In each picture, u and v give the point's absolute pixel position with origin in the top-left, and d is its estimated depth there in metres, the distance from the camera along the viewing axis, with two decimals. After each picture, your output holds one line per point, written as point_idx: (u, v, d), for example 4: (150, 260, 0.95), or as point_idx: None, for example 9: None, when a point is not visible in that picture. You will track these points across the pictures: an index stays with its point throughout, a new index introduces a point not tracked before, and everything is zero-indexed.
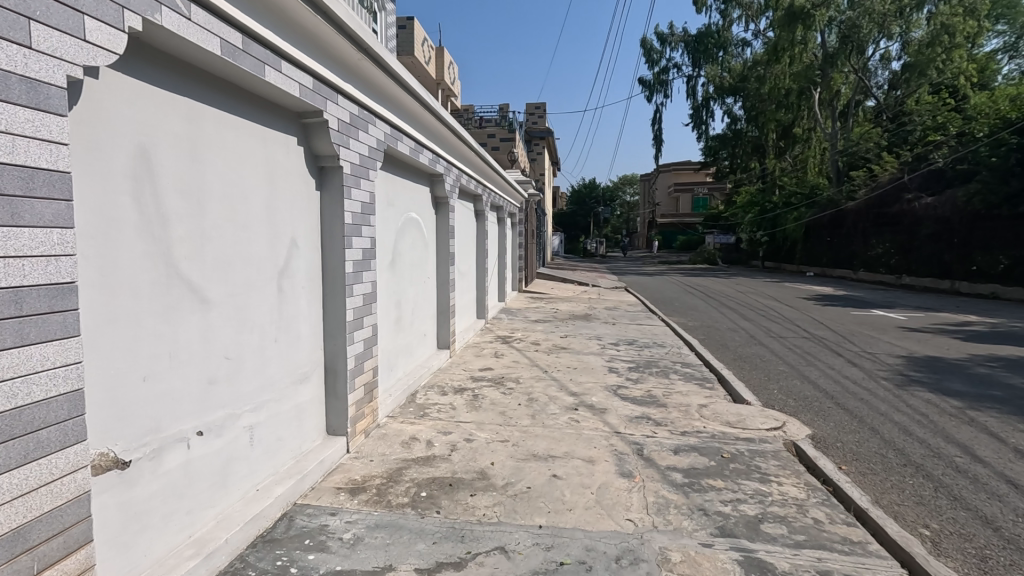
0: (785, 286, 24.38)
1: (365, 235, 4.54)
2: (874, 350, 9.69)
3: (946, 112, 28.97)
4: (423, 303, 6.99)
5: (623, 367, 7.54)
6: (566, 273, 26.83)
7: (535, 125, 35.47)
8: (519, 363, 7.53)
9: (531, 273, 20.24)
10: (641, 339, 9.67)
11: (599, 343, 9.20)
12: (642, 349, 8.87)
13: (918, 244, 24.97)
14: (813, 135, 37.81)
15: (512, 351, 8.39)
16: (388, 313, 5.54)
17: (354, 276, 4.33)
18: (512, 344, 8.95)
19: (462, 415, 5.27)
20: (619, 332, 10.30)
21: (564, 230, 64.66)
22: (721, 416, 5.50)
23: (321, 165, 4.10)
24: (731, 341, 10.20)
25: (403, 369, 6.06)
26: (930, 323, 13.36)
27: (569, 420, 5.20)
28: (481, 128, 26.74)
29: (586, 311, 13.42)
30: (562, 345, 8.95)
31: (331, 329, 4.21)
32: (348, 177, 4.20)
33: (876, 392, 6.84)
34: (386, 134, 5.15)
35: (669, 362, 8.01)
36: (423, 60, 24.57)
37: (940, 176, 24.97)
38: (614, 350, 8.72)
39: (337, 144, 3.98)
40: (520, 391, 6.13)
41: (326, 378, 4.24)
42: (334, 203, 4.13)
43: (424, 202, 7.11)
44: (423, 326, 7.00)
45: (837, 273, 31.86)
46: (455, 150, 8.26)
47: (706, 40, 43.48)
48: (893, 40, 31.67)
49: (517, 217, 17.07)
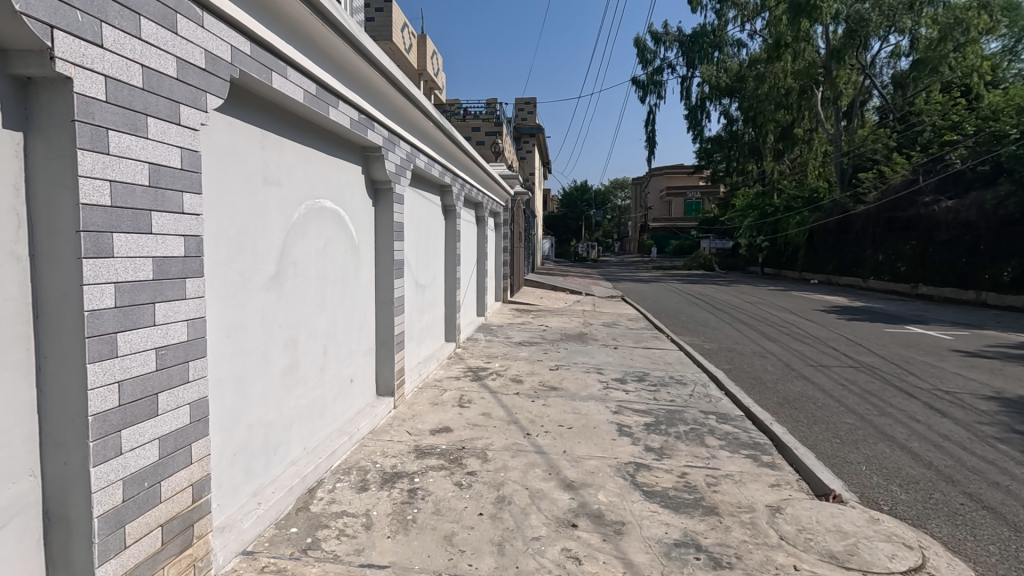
0: (795, 296, 22.41)
1: (166, 232, 2.31)
2: (950, 387, 7.54)
3: (959, 111, 27.28)
4: (348, 335, 4.79)
5: (638, 426, 5.30)
6: (556, 279, 24.58)
7: (524, 121, 33.44)
8: (489, 420, 5.27)
9: (518, 281, 18.08)
10: (653, 373, 7.46)
11: (600, 379, 7.02)
12: (658, 390, 6.64)
13: (935, 250, 23.10)
14: (815, 136, 35.96)
15: (485, 396, 6.13)
16: (258, 362, 3.37)
17: (129, 319, 2.12)
18: (485, 383, 6.67)
19: (376, 550, 3.04)
20: (624, 363, 8.10)
21: (555, 233, 62.54)
22: (814, 539, 3.29)
23: (27, 77, 1.87)
24: (766, 375, 8.01)
25: (298, 447, 3.88)
26: (986, 345, 11.27)
27: (562, 559, 3.00)
28: (464, 121, 24.49)
29: (580, 329, 11.20)
30: (551, 385, 6.68)
31: (58, 434, 1.98)
32: (98, 107, 1.97)
33: (1009, 469, 4.67)
34: (243, 54, 2.86)
35: (697, 412, 5.82)
36: (402, 47, 22.36)
37: (959, 178, 23.16)
38: (623, 392, 6.47)
39: (41, 28, 1.76)
40: (484, 483, 3.90)
41: (49, 531, 2.01)
42: (56, 163, 1.92)
43: (352, 188, 4.88)
44: (349, 370, 4.81)
45: (844, 281, 29.94)
46: (409, 123, 6.01)
47: (702, 40, 41.55)
48: (902, 36, 29.88)
49: (501, 217, 14.95)
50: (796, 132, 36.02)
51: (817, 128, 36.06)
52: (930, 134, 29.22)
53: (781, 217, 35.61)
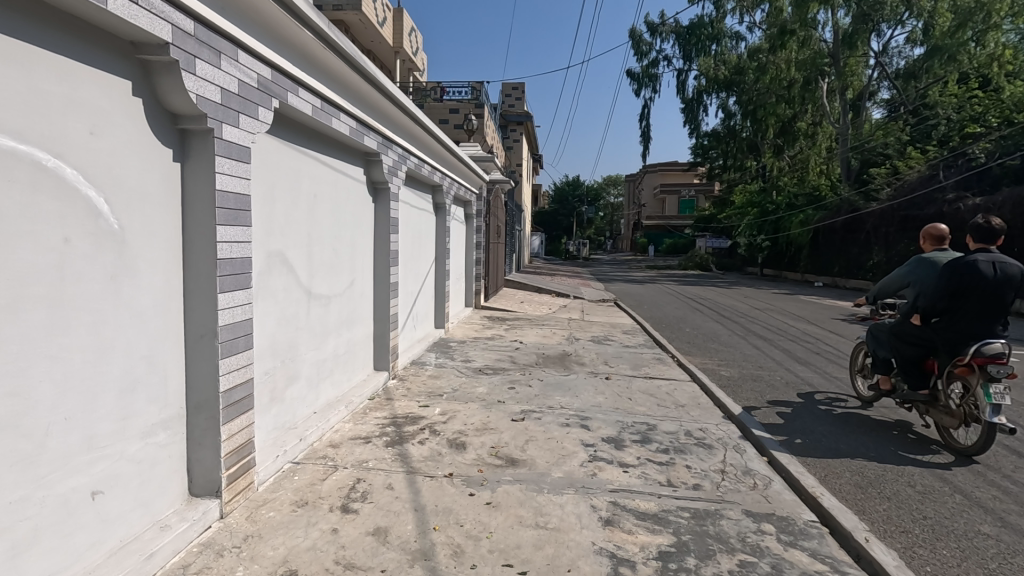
0: (807, 301, 20.16)
1: None
2: None
3: (981, 102, 25.17)
4: (83, 412, 2.44)
5: (646, 563, 2.97)
6: (542, 280, 22.30)
7: (511, 108, 31.08)
8: (380, 554, 2.92)
9: (496, 282, 15.69)
10: (661, 428, 5.17)
11: (583, 441, 4.71)
12: (672, 465, 4.35)
13: (957, 252, 21.07)
14: (819, 130, 33.87)
15: (395, 484, 3.76)
16: None
17: None
18: (407, 452, 4.30)
19: None
20: (620, 408, 5.77)
21: (545, 230, 60.20)
22: None
23: None
24: (820, 427, 5.67)
25: None
26: None
27: None
28: (441, 103, 22.05)
29: (562, 347, 8.83)
30: (506, 457, 4.30)
31: None
32: None
33: None
34: None
35: (742, 518, 3.53)
36: (375, 19, 19.89)
37: (984, 174, 21.12)
38: (618, 471, 4.12)
39: None
40: None
41: None
42: None
43: (94, 116, 2.47)
44: (86, 475, 2.46)
45: (851, 285, 27.88)
46: (268, 32, 3.55)
47: (699, 32, 39.37)
48: (917, 22, 27.63)
49: (474, 207, 12.59)
50: (798, 126, 33.18)
51: (822, 122, 33.79)
52: (945, 128, 27.08)
53: (784, 216, 33.39)
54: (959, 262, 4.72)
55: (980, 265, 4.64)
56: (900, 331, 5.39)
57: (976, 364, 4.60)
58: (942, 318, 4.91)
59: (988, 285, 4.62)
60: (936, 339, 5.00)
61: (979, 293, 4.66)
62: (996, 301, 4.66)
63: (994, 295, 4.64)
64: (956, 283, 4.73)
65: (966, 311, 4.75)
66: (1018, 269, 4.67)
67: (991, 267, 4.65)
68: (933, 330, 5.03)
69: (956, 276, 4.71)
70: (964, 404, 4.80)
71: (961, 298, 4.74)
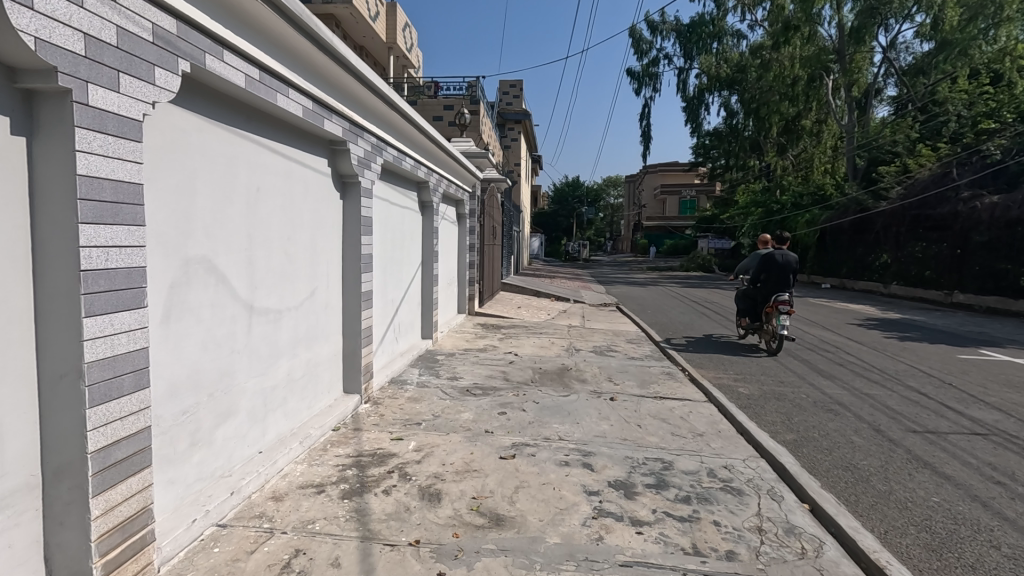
0: (817, 305, 19.27)
1: None
2: None
3: (993, 98, 24.29)
4: None
5: None
6: (541, 282, 21.45)
7: (510, 106, 30.33)
8: None
9: (492, 285, 14.85)
10: (678, 466, 4.34)
11: (585, 487, 3.88)
12: (695, 519, 3.52)
13: (969, 252, 20.12)
14: (824, 128, 32.98)
15: (342, 559, 2.91)
16: None
17: None
18: (365, 509, 3.44)
19: None
20: (627, 438, 4.92)
21: (545, 231, 59.36)
22: None
23: None
24: (863, 460, 4.83)
25: None
26: None
27: None
28: (436, 99, 21.23)
29: (561, 360, 8.00)
30: (490, 513, 3.45)
31: None
32: None
33: None
34: None
35: None
36: (368, 13, 19.02)
37: (1000, 172, 20.24)
38: (629, 533, 3.29)
39: None
40: None
41: None
42: None
43: None
44: None
45: (859, 287, 26.99)
46: None
47: (700, 30, 38.54)
48: (926, 17, 26.77)
49: (467, 207, 11.75)
50: (801, 124, 32.90)
51: (827, 120, 32.94)
52: (956, 125, 26.28)
53: (788, 216, 32.47)
54: (767, 255, 9.21)
55: (776, 254, 9.16)
56: (747, 291, 9.99)
57: (774, 306, 9.03)
58: (763, 283, 9.44)
59: (781, 265, 9.12)
60: (760, 294, 9.54)
61: (776, 270, 9.17)
62: (786, 274, 9.14)
63: (783, 272, 9.13)
64: (766, 264, 9.28)
65: (771, 279, 9.27)
66: (795, 257, 9.17)
67: (782, 256, 9.16)
68: (759, 289, 9.59)
69: (765, 260, 9.25)
70: (772, 326, 9.34)
71: (767, 272, 9.28)
